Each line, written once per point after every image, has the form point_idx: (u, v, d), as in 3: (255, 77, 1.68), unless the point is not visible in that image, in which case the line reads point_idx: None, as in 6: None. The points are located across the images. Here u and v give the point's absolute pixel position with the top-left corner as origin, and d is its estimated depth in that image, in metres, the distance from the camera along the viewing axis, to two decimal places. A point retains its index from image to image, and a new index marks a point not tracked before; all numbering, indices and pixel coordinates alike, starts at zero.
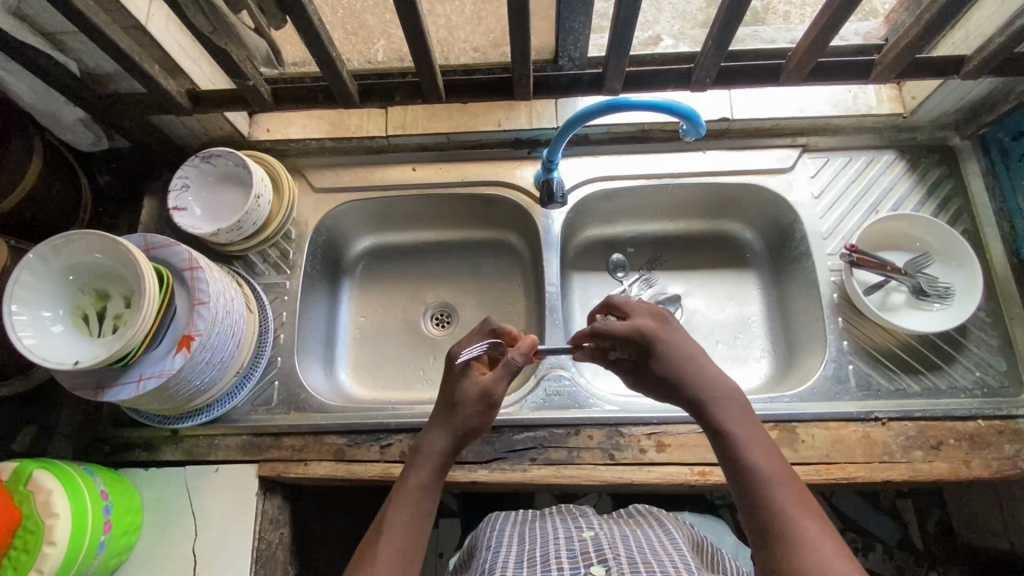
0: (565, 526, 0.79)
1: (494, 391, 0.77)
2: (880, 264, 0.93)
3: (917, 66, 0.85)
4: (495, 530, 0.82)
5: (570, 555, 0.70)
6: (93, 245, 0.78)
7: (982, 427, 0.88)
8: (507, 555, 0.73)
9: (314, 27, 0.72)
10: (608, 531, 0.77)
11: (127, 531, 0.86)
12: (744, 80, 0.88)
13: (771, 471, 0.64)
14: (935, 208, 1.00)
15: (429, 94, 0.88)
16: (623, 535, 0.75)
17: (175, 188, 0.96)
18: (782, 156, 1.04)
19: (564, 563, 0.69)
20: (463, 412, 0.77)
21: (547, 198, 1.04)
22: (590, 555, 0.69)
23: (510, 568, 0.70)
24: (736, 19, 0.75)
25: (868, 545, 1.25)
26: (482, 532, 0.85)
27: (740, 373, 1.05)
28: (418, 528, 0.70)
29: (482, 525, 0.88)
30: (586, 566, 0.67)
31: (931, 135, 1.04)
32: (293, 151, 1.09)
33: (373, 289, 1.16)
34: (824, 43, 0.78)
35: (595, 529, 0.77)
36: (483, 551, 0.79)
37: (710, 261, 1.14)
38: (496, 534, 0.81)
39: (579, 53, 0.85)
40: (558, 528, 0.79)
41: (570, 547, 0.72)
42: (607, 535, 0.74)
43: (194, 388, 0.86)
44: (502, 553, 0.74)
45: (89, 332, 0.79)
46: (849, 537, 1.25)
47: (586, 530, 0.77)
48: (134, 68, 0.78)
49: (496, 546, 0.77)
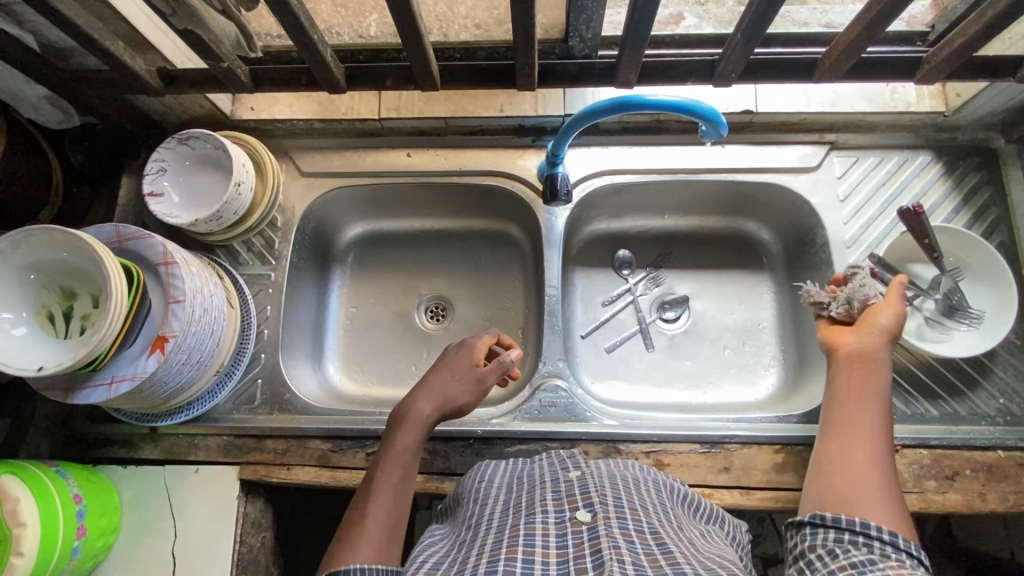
0: (551, 468, 0.69)
1: (490, 375, 0.77)
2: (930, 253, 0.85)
3: (968, 66, 0.76)
4: (484, 483, 0.72)
5: (556, 496, 0.61)
6: (57, 244, 0.72)
7: (1002, 458, 0.83)
8: (492, 507, 0.64)
9: (291, 9, 0.64)
10: (598, 468, 0.67)
11: (103, 533, 0.83)
12: (773, 76, 0.80)
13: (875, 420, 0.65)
14: (969, 217, 0.93)
15: (422, 79, 0.80)
16: (614, 478, 0.65)
17: (150, 172, 0.89)
18: (805, 154, 0.96)
19: (549, 506, 0.60)
20: (454, 385, 0.75)
21: (550, 194, 0.92)
22: (575, 498, 0.60)
23: (494, 520, 0.61)
24: (769, 14, 0.66)
25: None
26: (467, 487, 0.74)
27: (747, 384, 0.99)
28: (401, 498, 0.65)
29: (469, 477, 0.77)
30: (570, 509, 0.58)
31: (973, 135, 0.95)
32: (279, 132, 1.01)
33: (364, 278, 1.10)
34: (868, 40, 0.69)
35: (583, 467, 0.67)
36: (470, 503, 0.70)
37: (721, 261, 1.07)
38: (485, 486, 0.71)
39: (592, 33, 0.75)
40: (545, 470, 0.70)
41: (556, 487, 0.63)
42: (596, 475, 0.65)
43: (171, 389, 0.82)
44: (488, 506, 0.65)
45: (55, 333, 0.74)
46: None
47: (573, 468, 0.67)
48: (95, 47, 0.70)
49: (484, 499, 0.68)
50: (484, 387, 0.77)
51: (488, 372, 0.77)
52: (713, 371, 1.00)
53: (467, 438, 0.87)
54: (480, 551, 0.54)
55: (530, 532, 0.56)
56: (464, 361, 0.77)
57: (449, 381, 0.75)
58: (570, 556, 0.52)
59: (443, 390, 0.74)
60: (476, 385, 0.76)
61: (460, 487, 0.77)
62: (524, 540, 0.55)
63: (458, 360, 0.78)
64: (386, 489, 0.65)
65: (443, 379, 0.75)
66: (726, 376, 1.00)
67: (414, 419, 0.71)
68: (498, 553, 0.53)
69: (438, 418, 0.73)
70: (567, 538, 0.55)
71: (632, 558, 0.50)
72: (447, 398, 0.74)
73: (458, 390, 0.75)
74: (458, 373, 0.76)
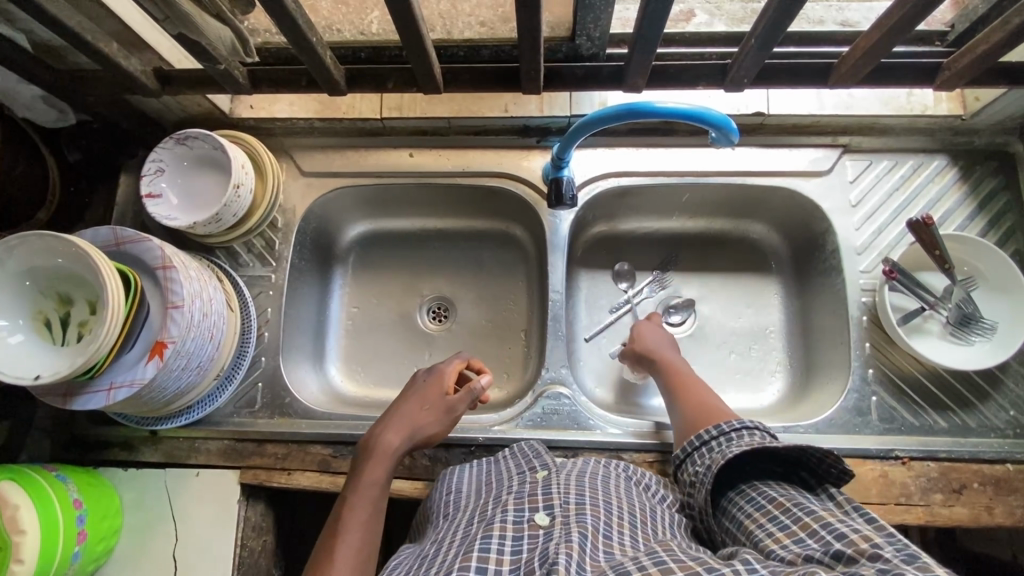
0: (519, 469, 0.71)
1: (460, 404, 0.80)
2: (932, 244, 0.83)
3: (988, 73, 0.74)
4: (453, 494, 0.73)
5: (519, 495, 0.62)
6: (53, 250, 0.71)
7: (1011, 471, 0.82)
8: (459, 519, 0.64)
9: (289, 12, 0.62)
10: (566, 468, 0.68)
11: (104, 537, 0.83)
12: (788, 80, 0.77)
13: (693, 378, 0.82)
14: (985, 224, 0.90)
15: (424, 81, 0.78)
16: (583, 476, 0.66)
17: (148, 173, 0.88)
18: (817, 157, 0.94)
19: (510, 504, 0.61)
20: (422, 415, 0.78)
21: (554, 198, 0.90)
22: (535, 497, 0.60)
23: (458, 531, 0.61)
24: (786, 20, 0.64)
25: None
26: (436, 502, 0.75)
27: (752, 390, 0.98)
28: (372, 530, 0.67)
29: (437, 485, 0.79)
30: (530, 509, 0.59)
31: (990, 139, 0.92)
32: (279, 130, 0.99)
33: (366, 278, 1.09)
34: (887, 46, 0.67)
35: (551, 467, 0.68)
36: (439, 520, 0.70)
37: (730, 263, 1.05)
38: (454, 498, 0.72)
39: (599, 31, 0.73)
40: (511, 474, 0.71)
41: (520, 488, 0.64)
42: (562, 474, 0.66)
43: (170, 394, 0.81)
44: (456, 520, 0.65)
45: (52, 340, 0.73)
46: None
47: (540, 470, 0.68)
48: (89, 49, 0.68)
49: (453, 514, 0.68)
50: (454, 415, 0.80)
51: (458, 400, 0.80)
52: (718, 376, 0.99)
53: (470, 446, 0.87)
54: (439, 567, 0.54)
55: (489, 534, 0.56)
56: (432, 391, 0.80)
57: (419, 409, 0.79)
58: (523, 563, 0.52)
59: (412, 421, 0.77)
60: (447, 413, 0.79)
61: (431, 496, 0.78)
62: (482, 543, 0.54)
63: (427, 388, 0.81)
64: (356, 521, 0.67)
65: (413, 409, 0.79)
66: (732, 382, 0.98)
67: (383, 452, 0.74)
68: (453, 564, 0.53)
69: (408, 447, 0.76)
70: (523, 541, 0.55)
71: (579, 553, 0.51)
72: (415, 428, 0.77)
73: (426, 419, 0.78)
74: (429, 403, 0.79)
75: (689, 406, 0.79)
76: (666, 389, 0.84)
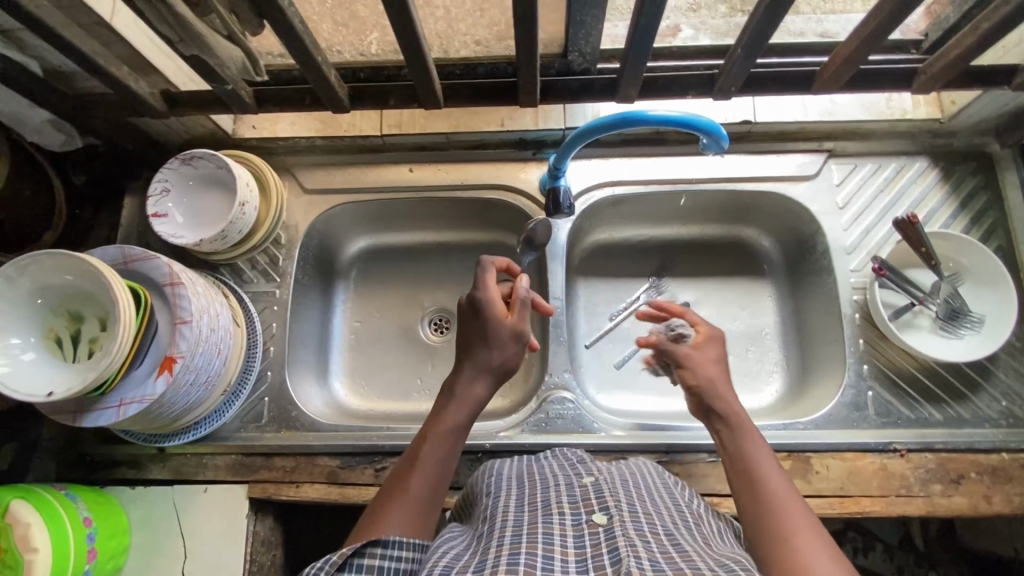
0: (563, 471, 0.69)
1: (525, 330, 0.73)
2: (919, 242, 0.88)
3: (960, 77, 0.78)
4: (494, 476, 0.72)
5: (572, 500, 0.60)
6: (64, 266, 0.73)
7: (1006, 460, 0.84)
8: (506, 500, 0.63)
9: (296, 32, 0.64)
10: (609, 475, 0.67)
11: (113, 555, 0.83)
12: (774, 88, 0.81)
13: (769, 471, 0.63)
14: (967, 222, 0.94)
15: (426, 98, 0.81)
16: (626, 484, 0.65)
17: (154, 193, 0.90)
18: (803, 162, 0.97)
19: (566, 509, 0.59)
20: (498, 355, 0.72)
21: (552, 207, 0.92)
22: (591, 501, 0.59)
23: (510, 513, 0.59)
24: (771, 28, 0.67)
25: (868, 544, 1.11)
26: (481, 484, 0.72)
27: (751, 390, 1.00)
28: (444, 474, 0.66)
29: (477, 476, 0.77)
30: (587, 513, 0.57)
31: (967, 140, 0.96)
32: (281, 149, 1.02)
33: (367, 293, 1.10)
34: (866, 53, 0.70)
35: (595, 474, 0.67)
36: (482, 499, 0.68)
37: (723, 268, 1.07)
38: (495, 481, 0.71)
39: (591, 48, 0.76)
40: (557, 473, 0.69)
41: (572, 493, 0.62)
42: (609, 481, 0.64)
43: (179, 409, 0.82)
44: (501, 499, 0.64)
45: (64, 357, 0.74)
46: (850, 534, 1.11)
47: (587, 475, 0.67)
48: (101, 72, 0.71)
49: (495, 493, 0.67)
50: (523, 339, 0.73)
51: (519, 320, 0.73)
52: None
53: (476, 453, 0.88)
54: (500, 543, 0.53)
55: (549, 532, 0.54)
56: (491, 321, 0.72)
57: (485, 342, 0.72)
58: (588, 555, 0.50)
59: (481, 356, 0.71)
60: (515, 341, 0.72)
61: (469, 485, 0.78)
62: (544, 538, 0.53)
63: (490, 319, 0.72)
64: (429, 465, 0.65)
65: (477, 344, 0.72)
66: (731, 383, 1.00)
67: (462, 396, 0.70)
68: (517, 547, 0.51)
69: (485, 392, 0.71)
70: (584, 539, 0.53)
71: (648, 554, 0.49)
72: (490, 366, 0.71)
73: (497, 354, 0.71)
74: (494, 339, 0.72)
75: (777, 513, 0.58)
76: (741, 480, 0.64)
